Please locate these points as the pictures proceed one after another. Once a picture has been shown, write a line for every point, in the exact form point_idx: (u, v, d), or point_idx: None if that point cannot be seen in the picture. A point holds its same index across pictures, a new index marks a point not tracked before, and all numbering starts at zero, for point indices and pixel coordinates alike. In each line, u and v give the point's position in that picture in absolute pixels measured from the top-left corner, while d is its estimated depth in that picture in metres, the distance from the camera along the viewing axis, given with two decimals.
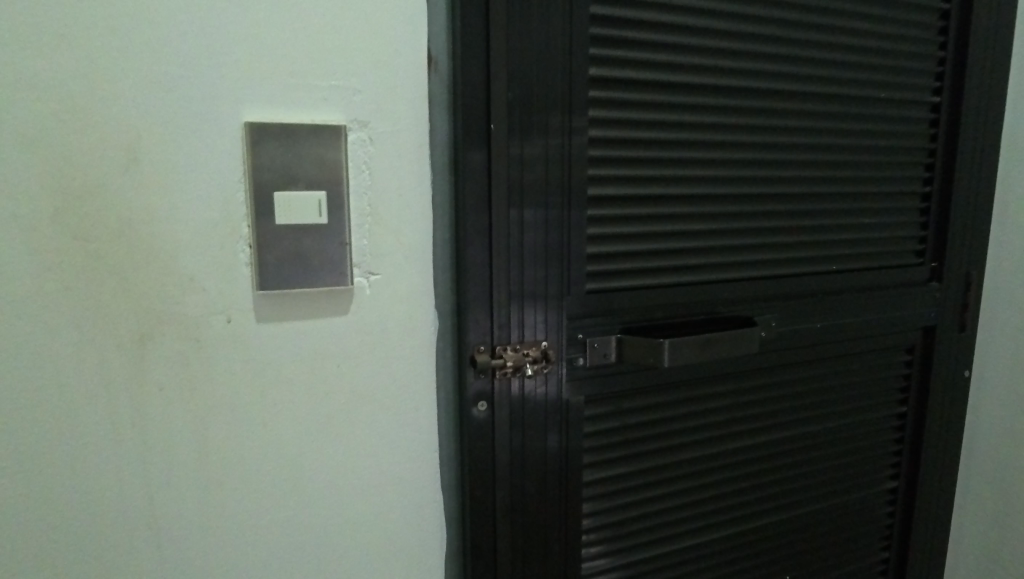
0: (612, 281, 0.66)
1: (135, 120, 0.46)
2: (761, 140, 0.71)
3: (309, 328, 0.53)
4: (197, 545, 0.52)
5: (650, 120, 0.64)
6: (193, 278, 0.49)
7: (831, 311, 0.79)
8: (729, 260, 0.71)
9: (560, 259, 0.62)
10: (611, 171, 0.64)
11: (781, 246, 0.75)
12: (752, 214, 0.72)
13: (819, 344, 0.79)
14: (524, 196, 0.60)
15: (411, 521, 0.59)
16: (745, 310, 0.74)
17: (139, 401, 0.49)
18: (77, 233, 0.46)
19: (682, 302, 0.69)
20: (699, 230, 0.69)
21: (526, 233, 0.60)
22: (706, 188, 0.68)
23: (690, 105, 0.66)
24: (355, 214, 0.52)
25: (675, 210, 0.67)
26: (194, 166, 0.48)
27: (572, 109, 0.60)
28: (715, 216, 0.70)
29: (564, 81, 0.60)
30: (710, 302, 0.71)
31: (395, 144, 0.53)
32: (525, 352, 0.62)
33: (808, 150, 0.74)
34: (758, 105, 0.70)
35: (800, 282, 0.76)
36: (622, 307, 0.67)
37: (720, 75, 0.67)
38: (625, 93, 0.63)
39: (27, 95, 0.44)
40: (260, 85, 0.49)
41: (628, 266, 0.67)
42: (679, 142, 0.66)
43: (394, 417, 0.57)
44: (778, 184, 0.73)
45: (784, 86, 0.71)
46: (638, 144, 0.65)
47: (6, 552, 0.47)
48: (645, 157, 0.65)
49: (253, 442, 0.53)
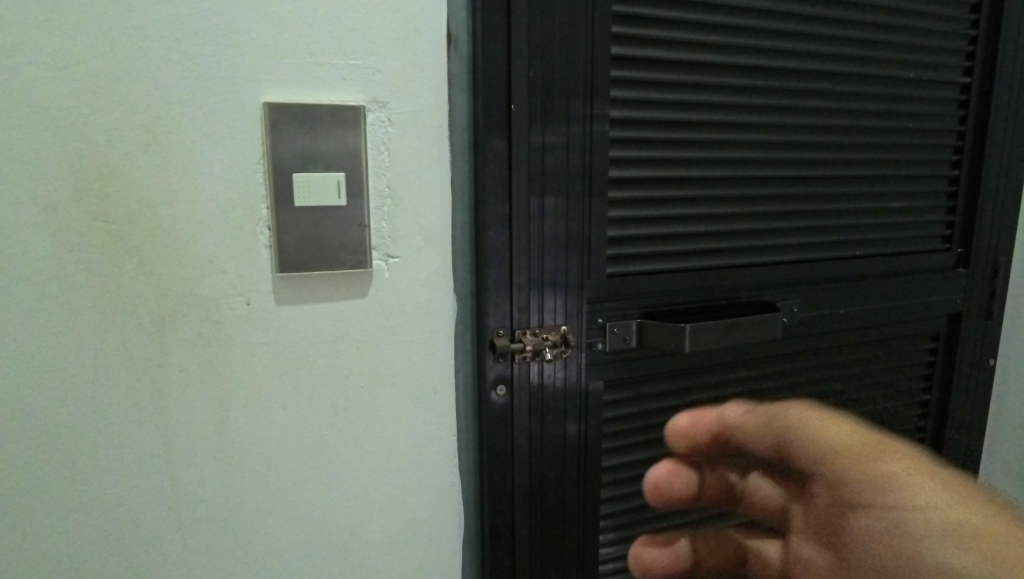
0: (632, 265, 0.65)
1: (154, 99, 0.46)
2: (786, 122, 0.69)
3: (329, 310, 0.53)
4: (218, 526, 0.53)
5: (673, 100, 0.63)
6: (213, 260, 0.49)
7: (856, 297, 0.78)
8: (751, 245, 0.70)
9: (580, 243, 0.62)
10: (633, 154, 0.62)
11: (805, 230, 0.73)
12: (776, 198, 0.71)
13: (842, 330, 0.78)
14: (545, 178, 0.59)
15: (430, 505, 0.59)
16: (768, 296, 0.72)
17: (160, 382, 0.49)
18: (98, 214, 0.46)
19: (703, 287, 0.68)
20: (721, 214, 0.68)
21: (546, 216, 0.59)
22: (729, 171, 0.67)
23: (714, 85, 0.65)
24: (375, 196, 0.52)
25: (698, 193, 0.66)
26: (212, 148, 0.48)
27: (594, 89, 0.59)
28: (738, 199, 0.69)
29: (585, 61, 0.58)
30: (732, 287, 0.70)
31: (414, 125, 0.52)
32: (544, 336, 0.61)
33: (834, 132, 0.73)
34: (784, 86, 0.68)
35: (824, 267, 0.74)
36: (642, 291, 0.66)
37: (744, 54, 0.66)
38: (648, 72, 0.62)
39: (47, 75, 0.43)
40: (279, 64, 0.48)
41: (649, 251, 0.66)
42: (701, 124, 0.65)
43: (413, 400, 0.57)
44: (803, 167, 0.71)
45: (810, 66, 0.69)
46: (661, 124, 0.63)
47: (33, 530, 0.48)
48: (668, 140, 0.64)
49: (274, 424, 0.53)
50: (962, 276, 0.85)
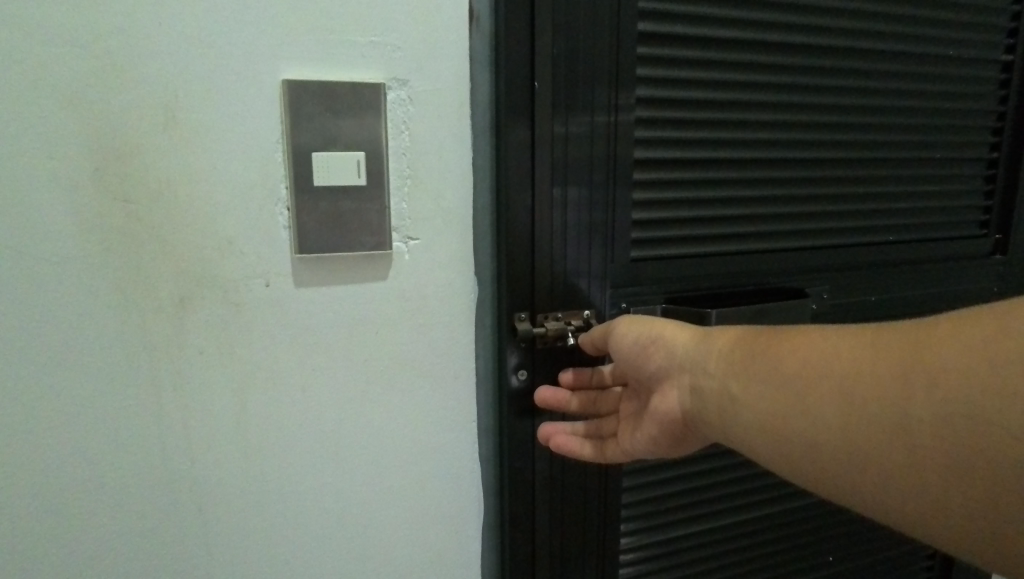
0: (657, 249, 0.64)
1: (173, 77, 0.45)
2: (818, 101, 0.67)
3: (349, 293, 0.52)
4: (238, 509, 0.53)
5: (702, 79, 0.61)
6: (232, 241, 0.49)
7: (887, 284, 0.75)
8: (779, 229, 0.68)
9: (605, 225, 0.60)
10: (658, 135, 0.61)
11: (835, 215, 0.71)
12: (806, 180, 0.68)
13: (874, 318, 0.76)
14: (569, 159, 0.57)
15: (449, 490, 0.59)
16: (797, 282, 0.70)
17: (180, 364, 0.49)
18: (117, 193, 0.45)
19: (731, 271, 0.67)
20: (749, 197, 0.66)
21: (570, 197, 0.58)
22: (758, 153, 0.65)
23: (744, 63, 0.62)
24: (395, 176, 0.51)
25: (724, 176, 0.64)
26: (230, 127, 0.47)
27: (620, 67, 0.57)
28: (766, 182, 0.67)
29: (611, 37, 0.56)
30: (759, 273, 0.68)
31: (434, 103, 0.51)
32: (567, 321, 0.60)
33: (867, 113, 0.70)
34: (816, 64, 0.66)
35: (854, 252, 0.72)
36: (668, 276, 0.64)
37: (774, 31, 0.63)
38: (676, 49, 0.60)
39: (66, 52, 0.43)
40: (298, 41, 0.47)
41: (673, 235, 0.64)
42: (729, 105, 0.63)
43: (433, 385, 0.56)
44: (834, 148, 0.69)
45: (844, 43, 0.67)
46: (688, 104, 0.61)
47: (55, 509, 0.48)
48: (694, 121, 0.62)
49: (293, 408, 0.52)
50: (999, 264, 0.82)
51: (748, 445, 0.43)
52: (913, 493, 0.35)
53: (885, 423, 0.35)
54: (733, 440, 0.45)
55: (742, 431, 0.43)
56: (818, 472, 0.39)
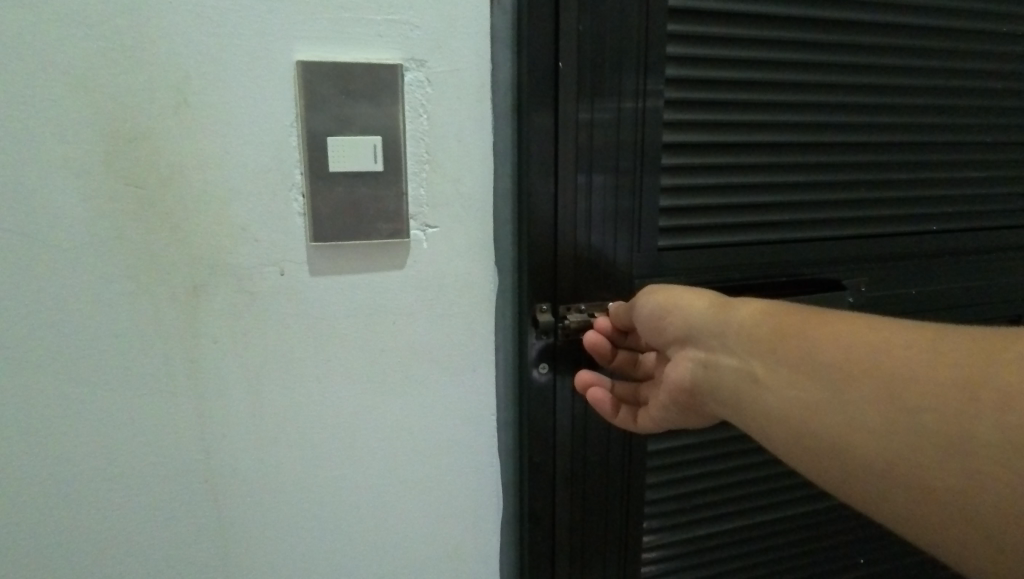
0: (687, 239, 0.61)
1: (182, 58, 0.44)
2: (859, 81, 0.63)
3: (366, 281, 0.50)
4: (253, 501, 0.52)
5: (736, 57, 0.58)
6: (245, 228, 0.47)
7: (930, 275, 0.71)
8: (814, 217, 0.65)
9: (631, 213, 0.57)
10: (689, 117, 0.57)
11: (874, 202, 0.67)
12: (844, 165, 0.65)
13: (915, 312, 0.72)
14: (594, 147, 0.55)
15: (468, 484, 0.57)
16: (835, 273, 0.67)
17: (194, 353, 0.48)
18: (129, 179, 0.44)
19: (762, 262, 0.64)
20: (784, 183, 0.63)
21: (595, 185, 0.55)
22: (794, 137, 0.62)
23: (781, 40, 0.59)
24: (412, 161, 0.49)
25: (758, 161, 0.61)
26: (242, 109, 0.45)
27: (648, 45, 0.54)
28: (803, 167, 0.63)
29: (639, 13, 0.53)
30: (793, 264, 0.65)
31: (453, 85, 0.49)
32: (590, 312, 0.58)
33: (912, 93, 0.66)
34: (858, 41, 0.62)
35: (893, 242, 0.69)
36: (698, 267, 0.61)
37: (817, 6, 0.60)
38: (710, 26, 0.56)
39: (76, 34, 0.42)
40: (311, 20, 0.46)
41: (703, 222, 0.61)
42: (767, 86, 0.60)
43: (451, 377, 0.54)
44: (875, 131, 0.65)
45: (888, 18, 0.63)
46: (722, 85, 0.58)
47: (73, 496, 0.48)
48: (730, 102, 0.58)
49: (308, 399, 0.51)
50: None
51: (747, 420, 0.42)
52: (895, 502, 0.34)
53: (895, 424, 0.33)
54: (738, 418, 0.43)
55: (761, 419, 0.41)
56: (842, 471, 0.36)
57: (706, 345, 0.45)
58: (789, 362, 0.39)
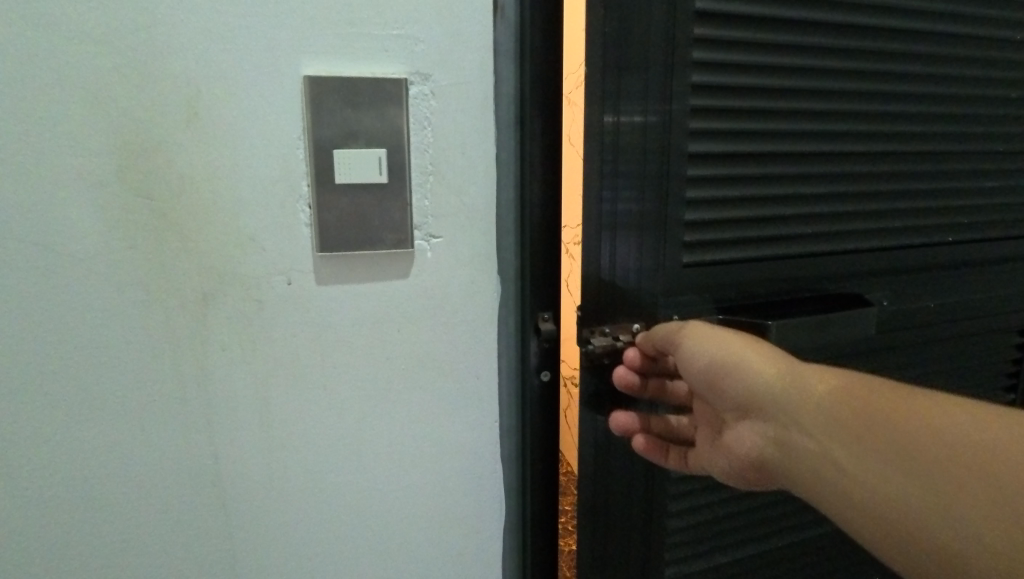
0: (712, 253, 0.62)
1: (193, 72, 0.45)
2: (880, 99, 0.65)
3: (371, 290, 0.51)
4: (259, 505, 0.53)
5: (766, 76, 0.59)
6: (254, 238, 0.48)
7: (939, 287, 0.74)
8: (835, 232, 0.66)
9: (657, 228, 0.58)
10: (722, 149, 0.58)
11: (893, 217, 0.69)
12: (865, 181, 0.67)
13: (925, 323, 0.75)
14: (618, 161, 0.56)
15: (471, 490, 0.58)
16: (852, 287, 0.69)
17: (203, 359, 0.49)
18: (141, 190, 0.46)
19: (785, 277, 0.65)
20: (809, 198, 0.64)
21: (619, 200, 0.57)
22: (819, 153, 0.63)
23: (809, 59, 0.60)
24: (416, 172, 0.50)
25: (786, 191, 0.62)
26: (252, 122, 0.47)
27: (678, 64, 0.55)
28: (827, 183, 0.64)
29: (669, 32, 0.54)
30: (814, 278, 0.67)
31: (458, 98, 0.50)
32: (615, 336, 0.61)
33: (929, 111, 0.68)
34: (880, 60, 0.64)
35: (907, 255, 0.71)
36: (722, 282, 0.62)
37: (844, 39, 0.61)
38: (740, 44, 0.57)
39: (92, 49, 0.43)
40: (319, 34, 0.47)
41: (734, 253, 0.62)
42: (796, 118, 0.61)
43: (456, 384, 0.55)
44: (895, 149, 0.67)
45: (908, 38, 0.65)
46: (752, 103, 0.59)
47: (84, 497, 0.49)
48: (762, 135, 0.60)
49: (314, 405, 0.52)
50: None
51: (806, 481, 0.47)
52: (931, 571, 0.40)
53: (947, 515, 0.39)
54: (798, 478, 0.48)
55: (823, 486, 0.45)
56: (909, 552, 0.41)
57: (775, 409, 0.49)
58: (860, 439, 0.43)
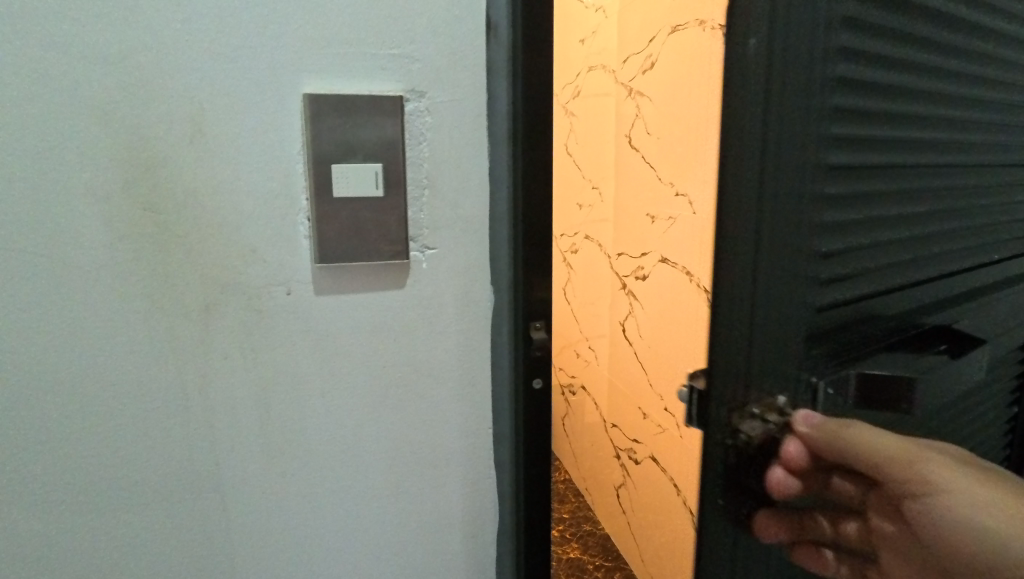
0: (825, 289, 0.61)
1: (198, 90, 0.47)
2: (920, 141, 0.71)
3: (367, 299, 0.53)
4: (258, 510, 0.54)
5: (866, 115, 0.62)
6: (255, 250, 0.50)
7: (962, 312, 0.81)
8: (898, 265, 0.70)
9: (790, 266, 0.57)
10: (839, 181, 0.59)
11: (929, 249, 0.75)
12: (911, 217, 0.72)
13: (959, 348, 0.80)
14: (767, 195, 0.53)
15: (465, 496, 0.59)
16: (910, 317, 0.73)
17: (205, 367, 0.51)
18: (146, 203, 0.47)
19: (870, 310, 0.67)
20: (882, 233, 0.67)
21: (766, 235, 0.54)
22: (888, 191, 0.67)
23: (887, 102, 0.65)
24: (412, 186, 0.51)
25: (872, 224, 0.65)
26: (254, 139, 0.48)
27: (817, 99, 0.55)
28: (892, 218, 0.69)
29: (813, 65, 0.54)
30: (887, 308, 0.69)
31: (452, 114, 0.52)
32: (763, 415, 0.57)
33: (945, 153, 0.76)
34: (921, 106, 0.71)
35: (938, 284, 0.77)
36: (829, 318, 0.62)
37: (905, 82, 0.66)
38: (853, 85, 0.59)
39: (101, 69, 0.45)
40: (319, 54, 0.48)
41: (834, 294, 0.62)
42: (874, 159, 0.64)
43: (451, 392, 0.56)
44: (927, 187, 0.74)
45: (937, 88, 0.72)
46: (857, 140, 0.61)
47: (87, 501, 0.50)
48: (859, 169, 0.62)
49: (312, 413, 0.54)
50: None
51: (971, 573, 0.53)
52: None
53: None
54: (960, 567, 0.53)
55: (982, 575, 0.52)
56: None
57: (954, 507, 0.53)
58: None
